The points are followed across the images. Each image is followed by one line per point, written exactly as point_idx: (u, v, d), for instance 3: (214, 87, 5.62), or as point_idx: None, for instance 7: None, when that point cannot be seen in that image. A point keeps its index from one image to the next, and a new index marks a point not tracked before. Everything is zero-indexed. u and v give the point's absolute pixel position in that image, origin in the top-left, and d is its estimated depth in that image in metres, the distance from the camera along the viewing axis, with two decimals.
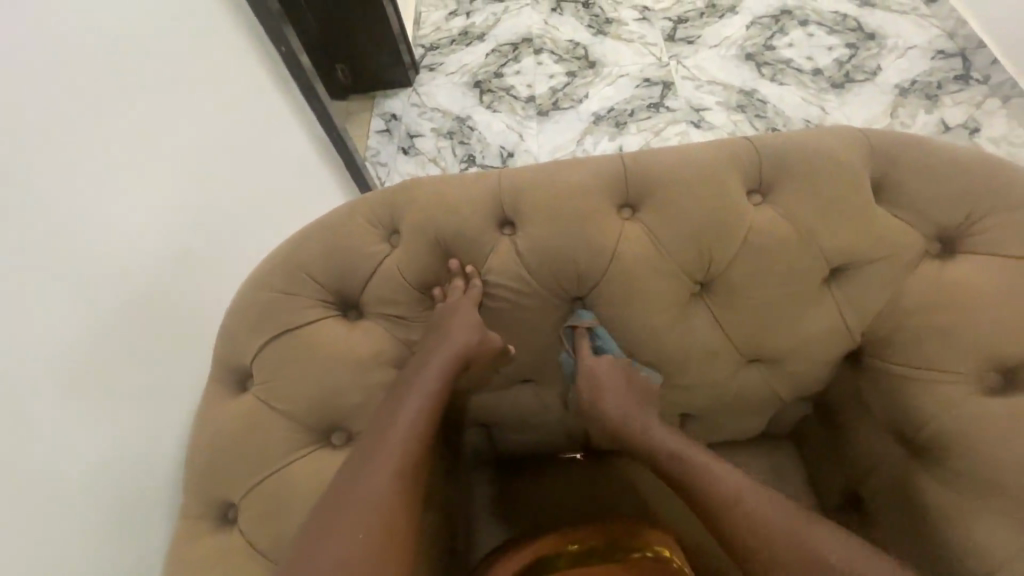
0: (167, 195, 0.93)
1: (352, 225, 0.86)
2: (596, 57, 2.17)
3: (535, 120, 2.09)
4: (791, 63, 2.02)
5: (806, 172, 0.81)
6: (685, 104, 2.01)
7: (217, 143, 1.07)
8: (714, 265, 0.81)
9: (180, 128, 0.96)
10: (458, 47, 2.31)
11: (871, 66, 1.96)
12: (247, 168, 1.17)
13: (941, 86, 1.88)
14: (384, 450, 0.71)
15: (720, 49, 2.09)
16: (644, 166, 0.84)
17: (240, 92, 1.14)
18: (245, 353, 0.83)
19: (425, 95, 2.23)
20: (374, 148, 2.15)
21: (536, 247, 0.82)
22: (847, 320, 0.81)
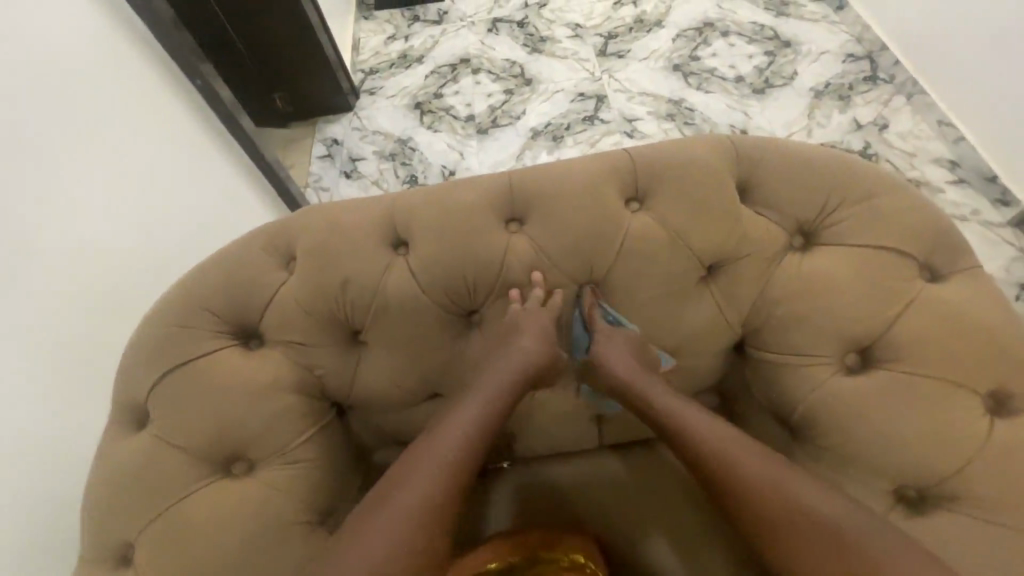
0: (118, 208, 1.07)
1: (253, 254, 0.88)
2: (531, 75, 2.24)
3: (474, 138, 2.14)
4: (715, 71, 2.12)
5: (680, 179, 0.87)
6: (618, 115, 2.09)
7: (176, 168, 1.22)
8: (598, 271, 0.86)
9: (139, 164, 1.12)
10: (397, 71, 2.35)
11: (788, 72, 2.07)
12: (161, 178, 1.18)
13: (853, 87, 1.99)
14: (433, 455, 0.74)
15: (648, 61, 2.19)
16: (531, 182, 0.89)
17: (185, 114, 1.25)
18: (143, 389, 0.83)
19: (366, 118, 2.25)
20: (316, 173, 2.16)
21: (428, 265, 0.85)
22: (726, 314, 0.86)
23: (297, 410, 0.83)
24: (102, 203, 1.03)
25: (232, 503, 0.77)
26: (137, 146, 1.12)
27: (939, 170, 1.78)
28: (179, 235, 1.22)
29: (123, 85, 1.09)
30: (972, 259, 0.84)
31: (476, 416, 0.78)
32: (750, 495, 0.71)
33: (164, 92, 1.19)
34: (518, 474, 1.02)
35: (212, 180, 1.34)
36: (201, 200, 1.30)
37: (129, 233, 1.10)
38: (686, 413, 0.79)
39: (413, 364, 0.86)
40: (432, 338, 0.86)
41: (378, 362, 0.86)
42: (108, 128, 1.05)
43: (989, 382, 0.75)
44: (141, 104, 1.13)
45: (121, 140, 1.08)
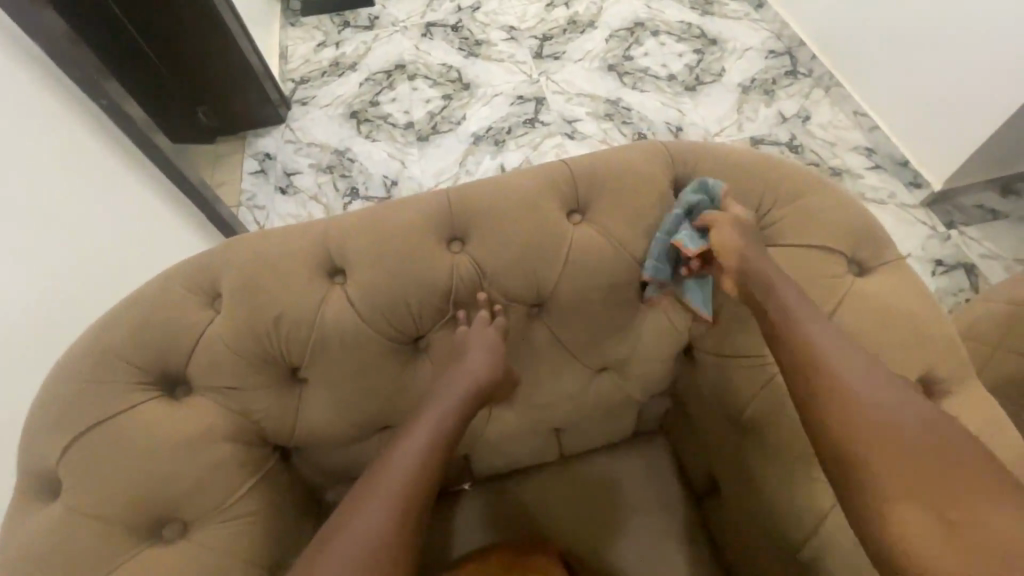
0: (30, 243, 0.99)
1: (174, 294, 0.81)
2: (469, 79, 2.21)
3: (415, 146, 2.09)
4: (648, 70, 2.17)
5: (619, 188, 0.87)
6: (558, 117, 2.09)
7: (87, 202, 1.13)
8: (544, 287, 0.85)
9: (53, 195, 1.04)
10: (329, 79, 2.26)
11: (716, 69, 2.15)
12: (78, 207, 1.10)
13: (776, 82, 2.08)
14: (388, 483, 0.70)
15: (583, 62, 2.21)
16: (469, 199, 0.86)
17: (85, 137, 1.12)
18: (51, 456, 0.74)
19: (299, 130, 2.15)
20: (249, 190, 2.04)
21: (368, 293, 0.81)
22: (674, 319, 0.88)
23: (233, 462, 0.77)
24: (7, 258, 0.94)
25: (168, 571, 0.70)
26: (45, 187, 1.02)
27: (858, 158, 1.89)
28: (104, 270, 1.17)
29: (15, 120, 0.97)
30: (894, 250, 0.88)
31: (429, 436, 0.75)
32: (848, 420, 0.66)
33: (73, 116, 1.10)
34: (482, 493, 1.01)
35: (129, 203, 1.24)
36: (122, 228, 1.22)
37: (45, 280, 1.03)
38: (810, 349, 0.71)
39: (363, 396, 0.82)
40: (378, 370, 0.82)
41: (323, 399, 0.81)
42: (10, 174, 0.95)
43: (920, 366, 0.79)
44: (37, 138, 1.01)
45: (25, 185, 0.98)
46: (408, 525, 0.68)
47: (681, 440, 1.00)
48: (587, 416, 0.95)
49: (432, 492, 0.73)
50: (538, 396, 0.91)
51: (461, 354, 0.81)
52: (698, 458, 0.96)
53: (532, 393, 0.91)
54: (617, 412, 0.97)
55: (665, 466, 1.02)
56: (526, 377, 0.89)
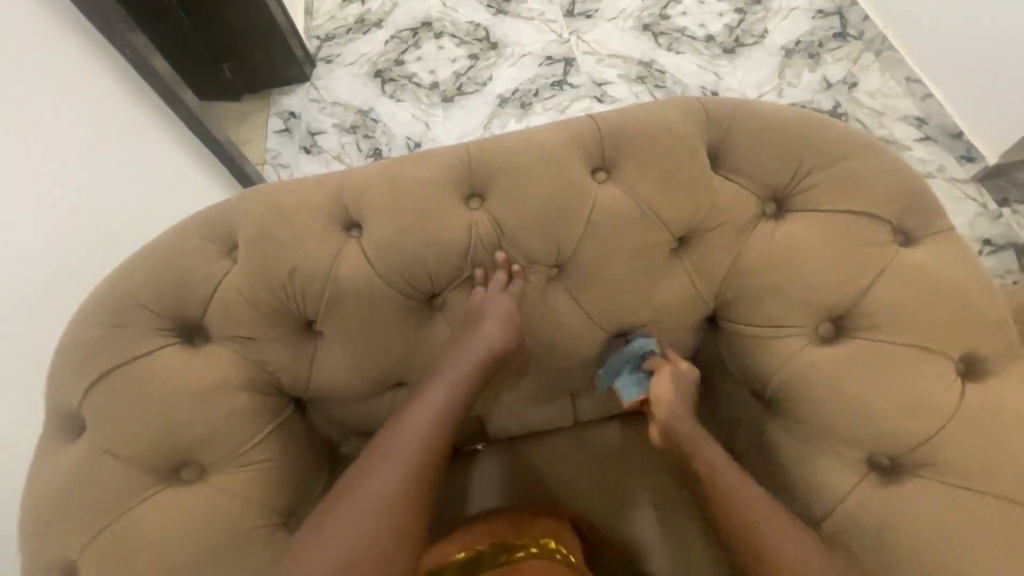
0: (55, 195, 0.99)
1: (191, 244, 0.81)
2: (497, 38, 2.13)
3: (439, 107, 2.04)
4: (684, 31, 2.05)
5: (647, 147, 0.82)
6: (588, 80, 2.01)
7: (118, 157, 1.13)
8: (564, 249, 0.82)
9: (80, 148, 1.04)
10: (354, 36, 2.20)
11: (758, 30, 2.01)
12: (106, 162, 1.10)
13: (823, 44, 1.94)
14: (399, 448, 0.70)
15: (618, 21, 2.09)
16: (489, 155, 0.83)
17: (112, 89, 1.11)
18: (73, 398, 0.76)
19: (324, 89, 2.12)
20: (273, 149, 2.04)
21: (382, 249, 0.79)
22: (698, 287, 0.84)
23: (246, 412, 0.77)
24: (32, 209, 0.95)
25: (186, 512, 0.72)
26: (75, 141, 1.03)
27: (906, 128, 1.76)
28: (136, 224, 1.18)
29: (43, 69, 0.96)
30: (945, 222, 0.82)
31: (437, 411, 0.74)
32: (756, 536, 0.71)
33: (102, 69, 1.09)
34: (501, 455, 1.01)
35: (157, 157, 1.24)
36: (150, 185, 1.21)
37: (76, 230, 1.04)
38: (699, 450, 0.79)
39: (376, 351, 0.81)
40: (392, 329, 0.81)
41: (337, 353, 0.81)
42: (36, 124, 0.95)
43: (960, 346, 0.75)
44: (65, 89, 1.01)
45: (53, 136, 0.98)
46: (417, 489, 0.68)
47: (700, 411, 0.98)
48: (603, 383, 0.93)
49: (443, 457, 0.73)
50: (554, 361, 0.89)
51: (473, 320, 0.80)
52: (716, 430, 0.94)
53: (547, 358, 0.89)
54: None
55: None
56: (541, 341, 0.87)
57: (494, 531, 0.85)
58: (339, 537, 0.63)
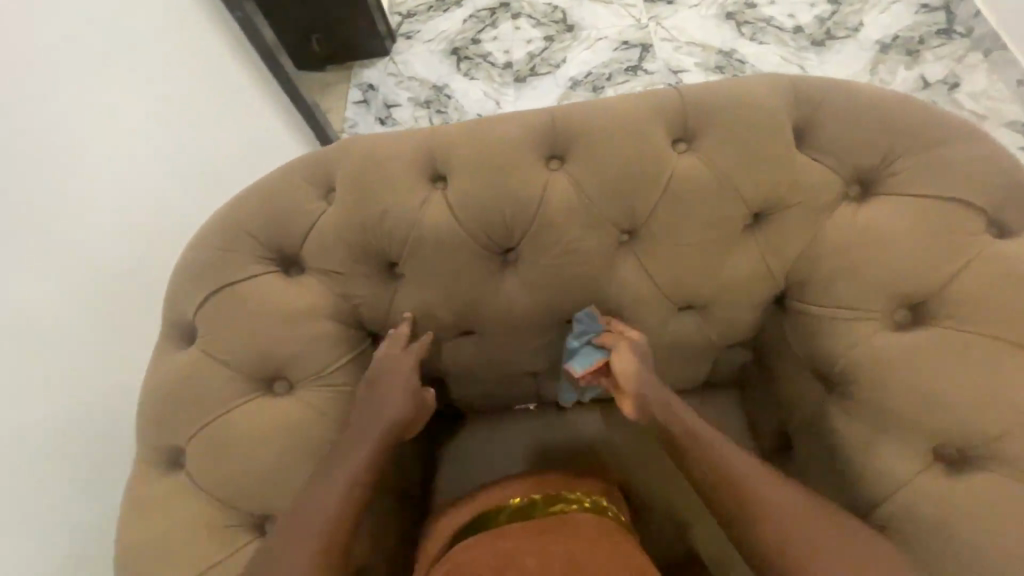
0: (168, 137, 1.10)
1: (292, 184, 0.89)
2: (575, 21, 2.13)
3: (511, 87, 2.07)
4: (771, 21, 1.98)
5: (730, 120, 0.83)
6: (663, 66, 1.98)
7: (208, 117, 1.20)
8: (638, 214, 0.83)
9: (186, 94, 1.14)
10: (435, 14, 2.27)
11: (852, 22, 1.92)
12: (206, 107, 1.20)
13: (924, 41, 1.84)
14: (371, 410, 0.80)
15: (700, 8, 2.05)
16: (572, 119, 0.85)
17: (215, 44, 1.23)
18: (187, 312, 0.86)
19: (402, 64, 2.20)
20: (352, 118, 2.14)
21: (465, 200, 0.84)
22: (770, 264, 0.84)
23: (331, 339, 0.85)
24: (155, 150, 1.07)
25: (275, 419, 0.81)
26: (184, 96, 1.13)
27: (1011, 135, 1.65)
28: (210, 189, 1.21)
29: (155, 23, 1.07)
30: None
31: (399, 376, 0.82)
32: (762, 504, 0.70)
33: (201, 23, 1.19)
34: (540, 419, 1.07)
35: (246, 118, 1.32)
36: (244, 131, 1.32)
37: (189, 171, 1.15)
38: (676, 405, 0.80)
39: (447, 300, 0.88)
40: (464, 278, 0.87)
41: (414, 296, 0.87)
42: (152, 72, 1.06)
43: None
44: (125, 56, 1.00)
45: (117, 105, 0.98)
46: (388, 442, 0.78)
47: (756, 394, 0.99)
48: (662, 353, 0.95)
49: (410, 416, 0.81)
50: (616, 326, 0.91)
51: (381, 385, 0.82)
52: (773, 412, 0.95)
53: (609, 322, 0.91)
54: (695, 356, 0.96)
55: (735, 418, 1.02)
56: (606, 304, 0.89)
57: (543, 485, 0.88)
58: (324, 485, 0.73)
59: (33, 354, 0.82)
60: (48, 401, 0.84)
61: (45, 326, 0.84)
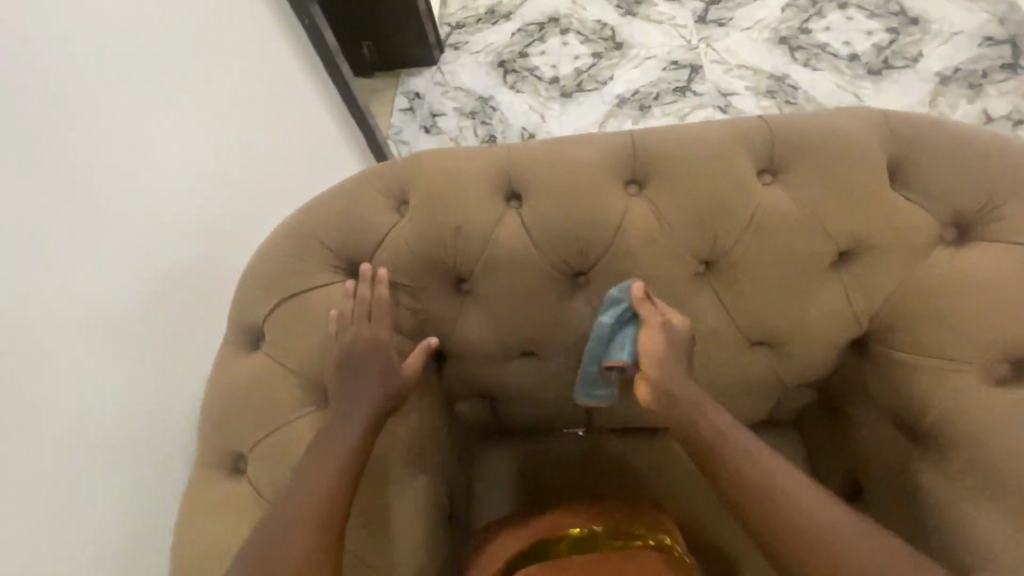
0: (234, 141, 1.10)
1: (365, 194, 0.89)
2: (624, 39, 2.13)
3: (557, 102, 2.07)
4: (826, 47, 1.96)
5: (818, 152, 0.80)
6: (713, 88, 1.96)
7: (270, 122, 1.21)
8: (719, 244, 0.81)
9: (251, 98, 1.14)
10: (484, 26, 2.29)
11: (913, 52, 1.89)
12: (269, 112, 1.20)
13: (987, 75, 1.80)
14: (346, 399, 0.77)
15: (752, 32, 2.03)
16: (650, 145, 0.84)
17: (283, 51, 1.24)
18: (254, 317, 0.86)
19: (449, 74, 2.22)
20: (397, 126, 2.16)
21: (541, 221, 0.83)
22: (855, 305, 0.80)
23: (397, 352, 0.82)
24: (223, 154, 1.07)
25: None
26: (248, 100, 1.13)
27: None
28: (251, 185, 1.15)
29: (228, 30, 1.08)
30: None
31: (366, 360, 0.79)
32: (811, 539, 0.65)
33: (267, 29, 1.19)
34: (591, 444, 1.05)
35: (306, 123, 1.33)
36: (303, 136, 1.32)
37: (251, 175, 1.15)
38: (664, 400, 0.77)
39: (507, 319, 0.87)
40: (533, 300, 0.86)
41: (479, 314, 0.87)
42: (223, 78, 1.07)
43: None
44: (157, 62, 0.93)
45: (143, 108, 0.90)
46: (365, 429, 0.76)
47: (822, 437, 0.95)
48: (731, 389, 0.91)
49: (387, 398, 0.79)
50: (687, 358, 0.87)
51: (353, 375, 0.78)
52: (842, 458, 0.91)
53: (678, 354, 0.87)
54: (764, 395, 0.93)
55: (797, 460, 0.98)
56: None
57: (604, 517, 0.86)
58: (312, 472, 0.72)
59: (99, 353, 0.81)
60: (113, 401, 0.82)
61: (109, 325, 0.83)
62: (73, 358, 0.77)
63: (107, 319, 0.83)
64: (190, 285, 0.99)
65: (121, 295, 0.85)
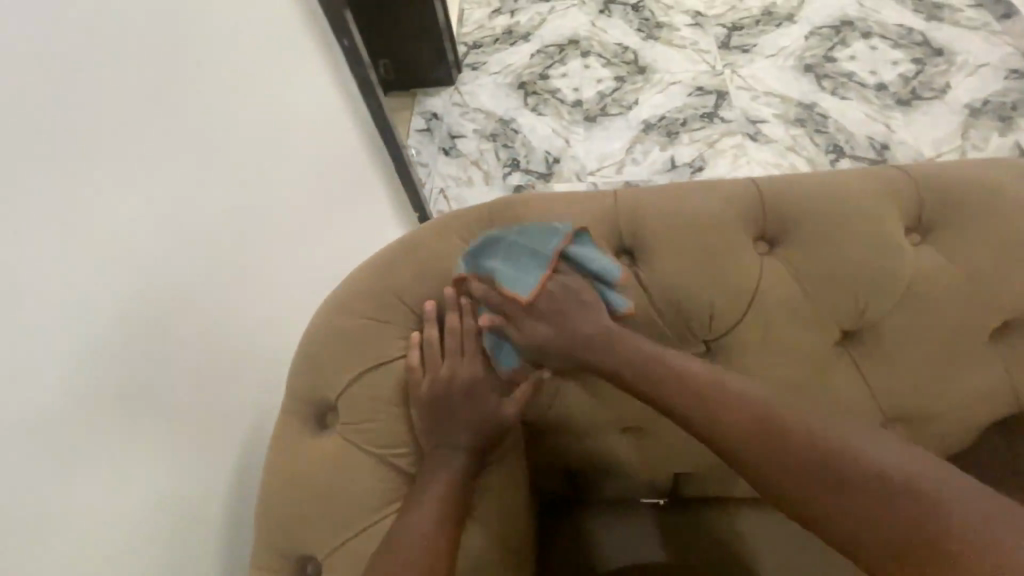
0: (278, 191, 0.96)
1: (453, 246, 0.78)
2: (647, 63, 2.02)
3: (581, 126, 1.94)
4: (853, 76, 1.88)
5: (977, 211, 0.72)
6: (740, 115, 1.86)
7: (314, 160, 1.07)
8: (870, 312, 0.71)
9: (295, 139, 1.00)
10: (502, 47, 2.15)
11: (939, 83, 1.83)
12: (312, 150, 1.06)
13: (1016, 107, 1.75)
14: (443, 437, 0.71)
15: (777, 59, 1.95)
16: (780, 199, 0.75)
17: (328, 79, 1.09)
18: (323, 389, 0.76)
19: (468, 94, 2.07)
20: (414, 147, 1.99)
21: (664, 282, 0.73)
22: (1012, 384, 0.72)
23: (500, 428, 0.73)
24: (267, 206, 0.93)
25: None
26: (292, 140, 0.99)
27: None
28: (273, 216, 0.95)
29: (275, 65, 0.93)
30: None
31: (462, 389, 0.72)
32: (829, 459, 0.58)
33: (311, 58, 1.03)
34: (675, 516, 0.91)
35: (351, 154, 1.20)
36: (346, 169, 1.19)
37: (295, 222, 1.02)
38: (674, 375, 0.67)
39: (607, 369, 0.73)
40: None
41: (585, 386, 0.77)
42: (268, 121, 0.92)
43: None
44: (205, 114, 0.78)
45: (144, 136, 0.69)
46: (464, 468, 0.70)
47: None
48: None
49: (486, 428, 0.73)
50: None
51: (446, 407, 0.71)
52: None
53: None
54: None
55: None
56: None
57: None
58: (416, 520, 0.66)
59: (125, 438, 0.67)
60: (155, 505, 0.71)
61: (136, 417, 0.69)
62: (106, 457, 0.65)
63: (112, 403, 0.66)
64: (229, 343, 0.84)
65: (125, 373, 0.67)
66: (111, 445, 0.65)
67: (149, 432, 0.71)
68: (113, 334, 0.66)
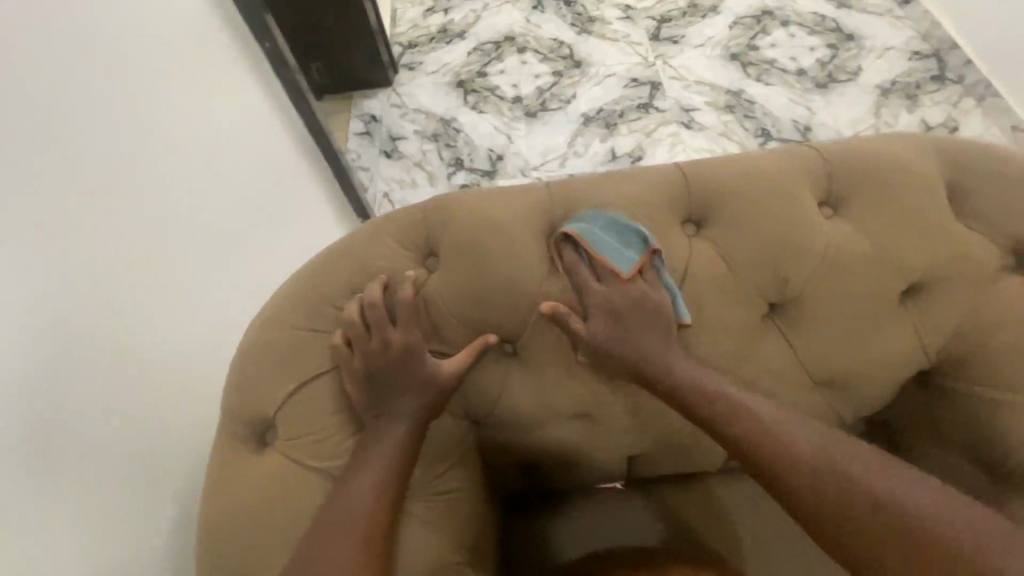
0: (208, 212, 0.91)
1: (387, 248, 0.76)
2: (582, 56, 2.05)
3: (522, 121, 1.95)
4: (775, 63, 1.98)
5: (883, 182, 0.77)
6: (674, 104, 1.92)
7: (246, 174, 1.02)
8: (791, 286, 0.75)
9: (223, 154, 0.95)
10: (437, 46, 2.13)
11: (852, 66, 1.95)
12: (243, 164, 1.01)
13: (920, 86, 1.89)
14: (382, 410, 0.70)
15: (705, 49, 2.02)
16: (705, 182, 0.78)
17: (253, 87, 1.04)
18: (265, 405, 0.73)
19: (406, 95, 2.04)
20: (354, 151, 1.95)
21: (600, 271, 0.74)
22: (924, 341, 0.77)
23: (442, 395, 0.72)
24: (198, 229, 0.88)
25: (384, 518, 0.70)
26: (221, 155, 0.94)
27: None
28: (200, 226, 0.89)
29: (194, 79, 0.88)
30: None
31: (395, 359, 0.71)
32: (864, 497, 0.63)
33: (232, 70, 0.97)
34: (631, 498, 0.93)
35: (283, 163, 1.15)
36: (278, 182, 1.13)
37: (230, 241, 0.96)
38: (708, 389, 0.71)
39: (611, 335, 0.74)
40: (587, 359, 0.77)
41: (529, 379, 0.77)
42: (190, 138, 0.87)
43: None
44: (113, 136, 0.73)
45: (33, 163, 0.63)
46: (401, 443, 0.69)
47: None
48: None
49: (427, 399, 0.71)
50: None
51: (382, 383, 0.71)
52: None
53: None
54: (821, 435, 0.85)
55: None
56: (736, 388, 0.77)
57: None
58: (350, 495, 0.66)
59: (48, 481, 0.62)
60: (90, 548, 0.66)
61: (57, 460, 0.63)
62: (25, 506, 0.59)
63: (24, 436, 0.60)
64: (161, 368, 0.79)
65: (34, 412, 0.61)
66: (41, 488, 0.61)
67: (76, 470, 0.66)
68: (14, 351, 0.60)
